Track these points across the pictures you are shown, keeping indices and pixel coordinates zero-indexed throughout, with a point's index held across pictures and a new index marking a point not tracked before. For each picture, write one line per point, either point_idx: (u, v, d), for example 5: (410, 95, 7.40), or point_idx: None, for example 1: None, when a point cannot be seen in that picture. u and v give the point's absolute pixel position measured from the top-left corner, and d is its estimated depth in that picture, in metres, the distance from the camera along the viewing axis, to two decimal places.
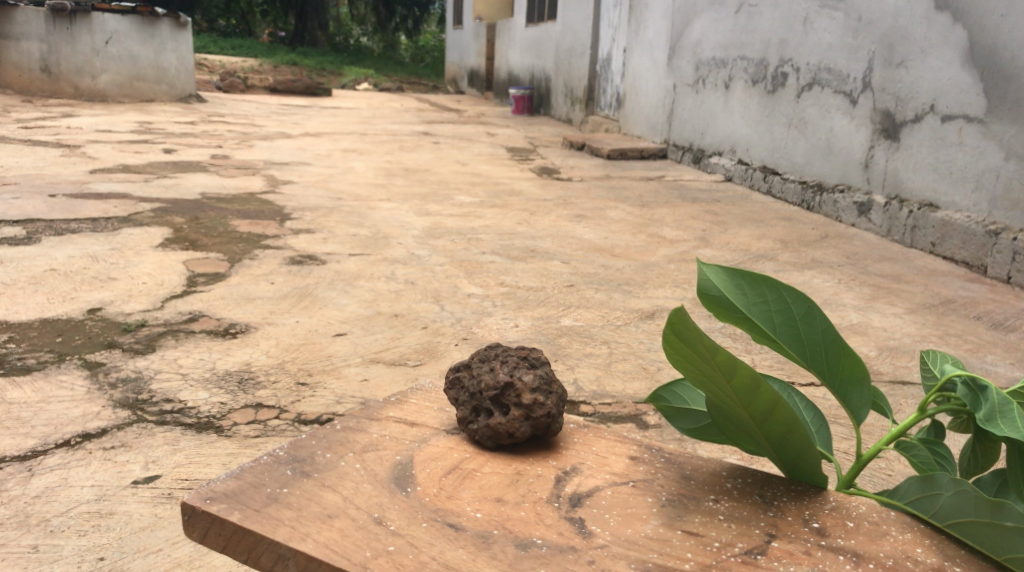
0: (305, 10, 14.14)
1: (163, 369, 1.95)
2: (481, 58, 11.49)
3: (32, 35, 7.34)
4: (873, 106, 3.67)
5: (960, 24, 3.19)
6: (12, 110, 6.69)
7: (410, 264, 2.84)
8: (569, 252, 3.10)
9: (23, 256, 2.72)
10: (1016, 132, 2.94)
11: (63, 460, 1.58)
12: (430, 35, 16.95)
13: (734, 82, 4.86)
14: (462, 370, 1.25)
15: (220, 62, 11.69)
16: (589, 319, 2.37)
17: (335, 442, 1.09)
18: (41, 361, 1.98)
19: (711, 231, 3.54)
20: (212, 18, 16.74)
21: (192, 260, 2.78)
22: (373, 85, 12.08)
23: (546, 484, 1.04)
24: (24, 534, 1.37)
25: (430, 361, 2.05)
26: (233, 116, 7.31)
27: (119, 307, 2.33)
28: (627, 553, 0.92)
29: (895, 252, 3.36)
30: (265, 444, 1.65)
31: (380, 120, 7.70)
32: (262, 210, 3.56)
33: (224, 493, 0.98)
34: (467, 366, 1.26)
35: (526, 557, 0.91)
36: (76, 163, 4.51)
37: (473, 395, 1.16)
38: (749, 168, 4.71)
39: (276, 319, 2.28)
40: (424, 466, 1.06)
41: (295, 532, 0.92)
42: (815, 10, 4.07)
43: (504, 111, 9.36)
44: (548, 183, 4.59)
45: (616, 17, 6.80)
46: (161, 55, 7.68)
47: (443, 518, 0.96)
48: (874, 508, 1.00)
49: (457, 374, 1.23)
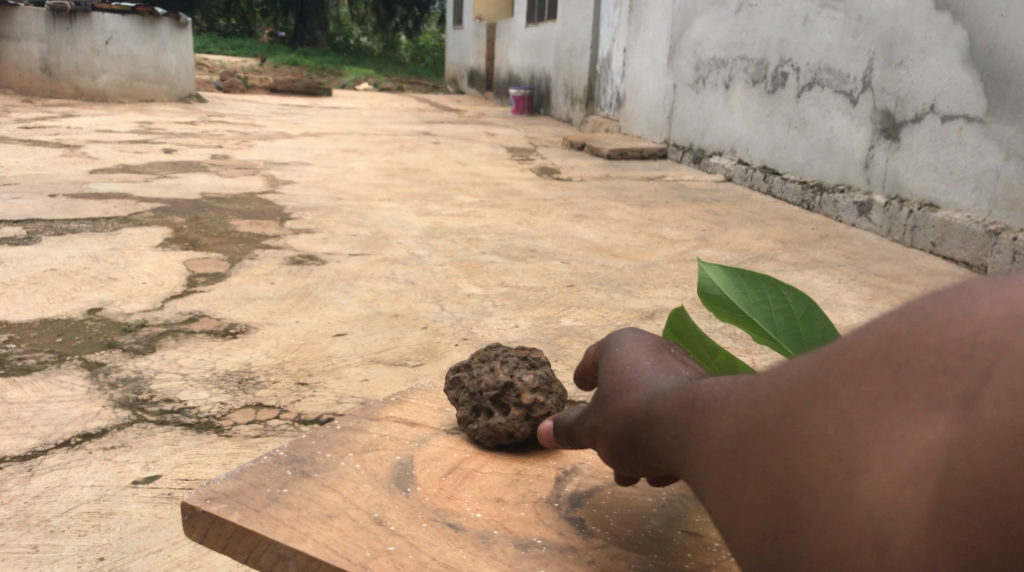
0: (306, 11, 14.16)
1: (163, 370, 1.95)
2: (480, 58, 11.50)
3: (32, 35, 7.35)
4: (873, 106, 3.68)
5: (960, 24, 3.18)
6: (12, 110, 6.69)
7: (410, 264, 2.84)
8: (569, 252, 3.10)
9: (23, 256, 2.72)
10: (1016, 132, 2.94)
11: (63, 460, 1.58)
12: (430, 35, 16.97)
13: (734, 82, 4.86)
14: (462, 370, 1.24)
15: (220, 62, 11.70)
16: (589, 319, 2.38)
17: (335, 442, 1.09)
18: (41, 361, 1.98)
19: (711, 231, 3.54)
20: (213, 18, 16.70)
21: (192, 260, 2.78)
22: (373, 85, 12.09)
23: (545, 483, 1.04)
24: (24, 534, 1.37)
25: (430, 361, 2.05)
26: (234, 116, 7.32)
27: (119, 307, 2.33)
28: (627, 552, 0.92)
29: (895, 252, 3.35)
30: (266, 444, 1.65)
31: (380, 120, 7.70)
32: (263, 210, 3.56)
33: (225, 493, 0.98)
34: (467, 366, 1.25)
35: (526, 556, 0.90)
36: (76, 162, 4.51)
37: (473, 395, 1.16)
38: (749, 168, 4.71)
39: (276, 319, 2.28)
40: (424, 466, 1.06)
41: (295, 532, 0.92)
42: (815, 10, 4.07)
43: (504, 111, 9.36)
44: (547, 183, 4.58)
45: (615, 17, 6.80)
46: (161, 56, 7.68)
47: (444, 518, 0.96)
48: None
49: (457, 374, 1.23)
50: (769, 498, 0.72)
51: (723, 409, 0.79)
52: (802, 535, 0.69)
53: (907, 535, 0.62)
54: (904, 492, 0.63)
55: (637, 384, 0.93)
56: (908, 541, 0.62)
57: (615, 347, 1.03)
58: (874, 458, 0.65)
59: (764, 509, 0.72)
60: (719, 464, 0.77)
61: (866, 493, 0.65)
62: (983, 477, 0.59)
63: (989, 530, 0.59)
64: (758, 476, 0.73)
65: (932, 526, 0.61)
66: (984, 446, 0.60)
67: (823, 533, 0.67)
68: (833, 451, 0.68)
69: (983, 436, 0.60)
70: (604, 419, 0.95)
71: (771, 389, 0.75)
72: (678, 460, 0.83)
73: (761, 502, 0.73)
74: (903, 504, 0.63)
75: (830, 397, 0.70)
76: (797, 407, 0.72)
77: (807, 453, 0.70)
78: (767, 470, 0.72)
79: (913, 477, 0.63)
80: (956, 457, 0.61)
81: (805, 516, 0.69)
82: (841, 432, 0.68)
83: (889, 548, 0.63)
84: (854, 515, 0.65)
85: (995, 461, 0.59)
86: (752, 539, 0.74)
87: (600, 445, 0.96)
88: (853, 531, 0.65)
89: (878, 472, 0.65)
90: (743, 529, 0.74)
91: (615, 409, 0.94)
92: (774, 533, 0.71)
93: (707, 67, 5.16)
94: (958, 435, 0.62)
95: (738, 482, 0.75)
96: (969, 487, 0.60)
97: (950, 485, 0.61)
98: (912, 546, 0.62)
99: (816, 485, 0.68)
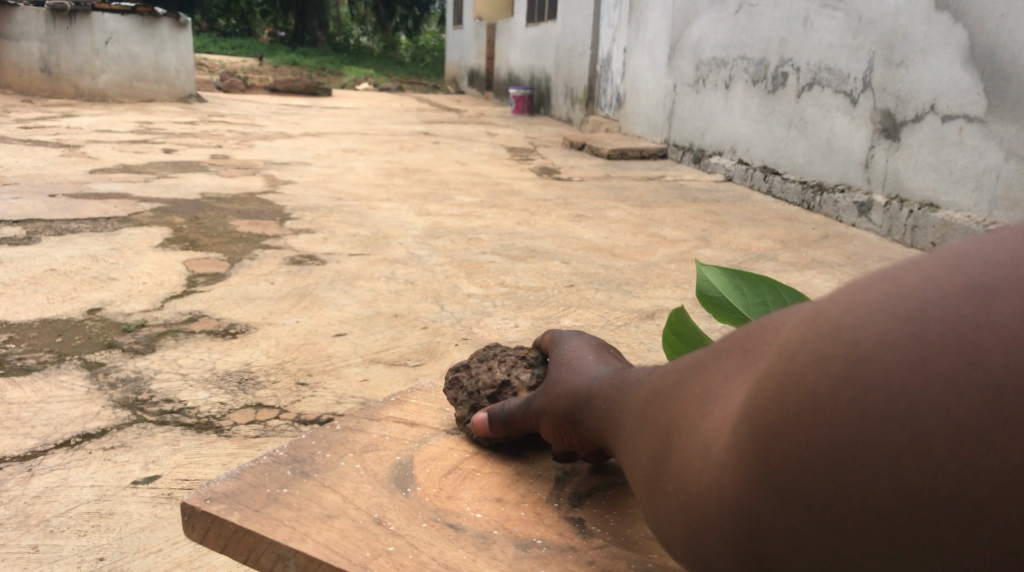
0: (306, 11, 14.16)
1: (163, 369, 1.95)
2: (480, 58, 11.50)
3: (32, 35, 7.35)
4: (873, 106, 3.68)
5: (960, 24, 3.18)
6: (12, 110, 6.69)
7: (410, 264, 2.84)
8: (569, 252, 3.10)
9: (23, 256, 2.72)
10: (1016, 131, 2.94)
11: (63, 460, 1.58)
12: (430, 35, 16.97)
13: (734, 82, 4.86)
14: (462, 370, 1.22)
15: (220, 62, 11.71)
16: (589, 319, 2.37)
17: (335, 442, 1.09)
18: (41, 361, 1.98)
19: (711, 231, 3.54)
20: (213, 19, 16.69)
21: (192, 260, 2.78)
22: (373, 85, 12.09)
23: (546, 483, 1.04)
24: (24, 534, 1.37)
25: (430, 361, 2.05)
26: (234, 116, 7.32)
27: (119, 307, 2.33)
28: (626, 553, 0.91)
29: (895, 252, 3.35)
30: (266, 444, 1.65)
31: (380, 120, 7.70)
32: (263, 210, 3.56)
33: (225, 493, 0.97)
34: (468, 365, 1.22)
35: (526, 557, 0.90)
36: (77, 163, 4.51)
37: (472, 394, 1.16)
38: (749, 168, 4.71)
39: (276, 319, 2.28)
40: (424, 466, 1.06)
41: (295, 533, 0.91)
42: (815, 11, 4.07)
43: (504, 111, 9.35)
44: (547, 183, 4.58)
45: (616, 17, 6.80)
46: (161, 56, 7.68)
47: (444, 519, 0.96)
48: None
49: (457, 375, 1.22)
50: (647, 452, 0.81)
51: (628, 386, 0.90)
52: (666, 482, 0.78)
53: (733, 469, 0.70)
54: (732, 432, 0.71)
55: (578, 369, 1.02)
56: (734, 475, 0.70)
57: (563, 345, 1.11)
58: (722, 411, 0.74)
59: (643, 464, 0.82)
60: (620, 430, 0.87)
61: (711, 441, 0.74)
62: (785, 410, 0.67)
63: (787, 457, 0.66)
64: (642, 435, 0.83)
65: (747, 458, 0.69)
66: (783, 383, 0.68)
67: (679, 477, 0.76)
68: (692, 411, 0.78)
69: (784, 374, 0.68)
70: (546, 402, 1.02)
71: (666, 367, 0.86)
72: (597, 434, 0.92)
73: (642, 458, 0.82)
74: (731, 442, 0.71)
75: (702, 367, 0.80)
76: (678, 376, 0.82)
77: (676, 413, 0.79)
78: (649, 430, 0.82)
79: (737, 418, 0.71)
80: (763, 394, 0.69)
81: (669, 466, 0.78)
82: (702, 393, 0.78)
83: (725, 482, 0.71)
84: (699, 462, 0.74)
85: (791, 395, 0.67)
86: (637, 495, 0.82)
87: (543, 428, 1.03)
88: (699, 473, 0.74)
89: (723, 420, 0.74)
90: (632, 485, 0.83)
91: (555, 392, 1.01)
92: (647, 485, 0.80)
93: (707, 67, 5.16)
94: (770, 376, 0.70)
95: (629, 443, 0.85)
96: (770, 418, 0.68)
97: (758, 417, 0.69)
98: (736, 479, 0.70)
99: (678, 435, 0.78)
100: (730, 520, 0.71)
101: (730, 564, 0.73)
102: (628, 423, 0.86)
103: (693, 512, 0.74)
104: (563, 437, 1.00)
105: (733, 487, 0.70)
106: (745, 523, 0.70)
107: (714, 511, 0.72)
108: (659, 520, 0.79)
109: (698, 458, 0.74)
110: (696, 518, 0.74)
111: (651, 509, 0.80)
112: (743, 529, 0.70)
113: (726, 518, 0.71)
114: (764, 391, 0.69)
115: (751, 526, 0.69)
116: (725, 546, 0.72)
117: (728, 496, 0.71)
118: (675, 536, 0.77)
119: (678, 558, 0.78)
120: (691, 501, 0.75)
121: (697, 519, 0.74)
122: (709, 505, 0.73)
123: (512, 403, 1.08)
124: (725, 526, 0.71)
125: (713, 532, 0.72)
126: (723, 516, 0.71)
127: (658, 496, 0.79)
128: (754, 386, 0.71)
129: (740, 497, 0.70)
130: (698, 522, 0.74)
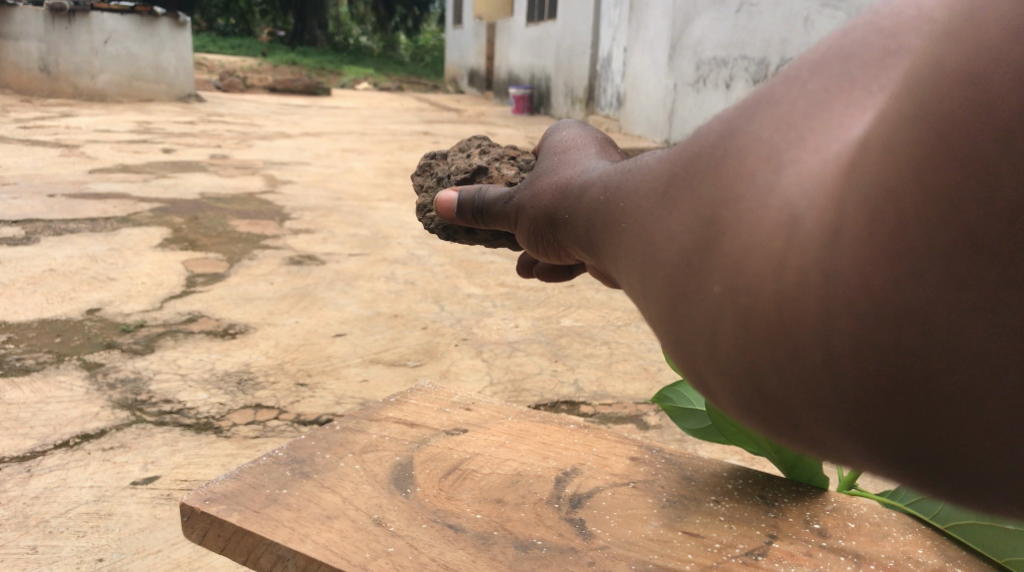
0: (305, 10, 14.17)
1: (163, 370, 1.95)
2: (480, 58, 11.51)
3: (32, 34, 7.34)
4: None
5: None
6: (11, 110, 6.67)
7: (410, 264, 2.84)
8: None
9: (22, 257, 2.72)
10: None
11: (62, 460, 1.57)
12: (428, 34, 16.94)
13: (735, 82, 4.85)
14: (438, 159, 1.28)
15: (220, 62, 11.72)
16: (589, 319, 2.37)
17: (335, 443, 1.10)
18: (40, 361, 1.97)
19: None
20: (212, 17, 16.64)
21: (191, 260, 2.78)
22: (373, 85, 12.07)
23: (546, 483, 1.03)
24: (23, 534, 1.36)
25: (430, 361, 2.04)
26: (233, 116, 7.31)
27: (118, 307, 2.33)
28: (627, 554, 0.91)
29: None
30: (266, 444, 1.65)
31: (380, 120, 7.69)
32: (262, 210, 3.55)
33: (224, 494, 0.97)
34: (446, 155, 1.29)
35: (526, 558, 0.89)
36: (76, 163, 4.50)
37: (439, 183, 1.24)
38: None
39: (276, 319, 2.28)
40: (424, 467, 1.06)
41: (295, 534, 0.91)
42: (816, 11, 4.12)
43: (504, 111, 9.33)
44: None
45: (615, 17, 6.82)
46: (160, 55, 7.68)
47: (443, 520, 0.95)
48: (875, 509, 1.01)
49: (430, 164, 1.28)
50: (683, 238, 0.51)
51: (635, 166, 0.59)
52: (718, 274, 0.49)
53: (857, 228, 0.45)
54: (862, 165, 0.45)
55: (574, 162, 0.75)
56: (861, 238, 0.45)
57: (561, 133, 0.84)
58: (827, 155, 0.47)
59: (670, 259, 0.52)
60: (622, 223, 0.57)
61: (806, 196, 0.47)
62: (996, 91, 0.42)
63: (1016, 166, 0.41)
64: (668, 225, 0.53)
65: (898, 196, 0.44)
66: (982, 54, 0.42)
67: (742, 265, 0.48)
68: (774, 157, 0.49)
69: (988, 34, 0.42)
70: (530, 198, 0.77)
71: (703, 122, 0.56)
72: (588, 240, 0.63)
73: (672, 252, 0.52)
74: (850, 185, 0.45)
75: (779, 106, 0.51)
76: (729, 123, 0.52)
77: (731, 167, 0.50)
78: (675, 214, 0.52)
79: (876, 141, 0.45)
80: (928, 91, 0.43)
81: (722, 250, 0.49)
82: (786, 133, 0.50)
83: (842, 254, 0.45)
84: (785, 232, 0.47)
85: (1001, 65, 0.42)
86: (654, 312, 0.54)
87: (522, 231, 0.79)
88: (785, 251, 0.47)
89: (831, 164, 0.47)
90: (643, 299, 0.55)
91: (542, 186, 0.75)
92: (675, 297, 0.52)
93: (707, 66, 5.15)
94: (938, 51, 0.44)
95: (642, 233, 0.54)
96: (958, 117, 0.43)
97: (930, 122, 0.43)
98: (865, 242, 0.45)
99: (760, 198, 0.49)
100: (838, 308, 0.45)
101: (864, 392, 0.46)
102: (642, 208, 0.55)
103: (766, 315, 0.48)
104: (541, 245, 0.76)
105: (852, 257, 0.45)
106: (872, 313, 0.45)
107: (807, 302, 0.46)
108: (701, 341, 0.51)
109: (782, 224, 0.47)
110: (772, 323, 0.48)
111: (681, 326, 0.52)
112: (902, 328, 0.44)
113: (829, 319, 0.46)
114: (938, 77, 0.43)
115: (903, 312, 0.44)
116: (817, 358, 0.47)
117: (846, 276, 0.45)
118: (728, 360, 0.50)
119: (728, 396, 0.52)
120: (766, 299, 0.48)
121: (773, 326, 0.48)
122: (803, 293, 0.46)
123: (488, 192, 0.89)
124: (825, 328, 0.46)
125: (804, 343, 0.47)
126: (826, 312, 0.46)
127: (697, 301, 0.51)
128: (901, 85, 0.45)
129: (872, 272, 0.44)
130: (770, 331, 0.48)
